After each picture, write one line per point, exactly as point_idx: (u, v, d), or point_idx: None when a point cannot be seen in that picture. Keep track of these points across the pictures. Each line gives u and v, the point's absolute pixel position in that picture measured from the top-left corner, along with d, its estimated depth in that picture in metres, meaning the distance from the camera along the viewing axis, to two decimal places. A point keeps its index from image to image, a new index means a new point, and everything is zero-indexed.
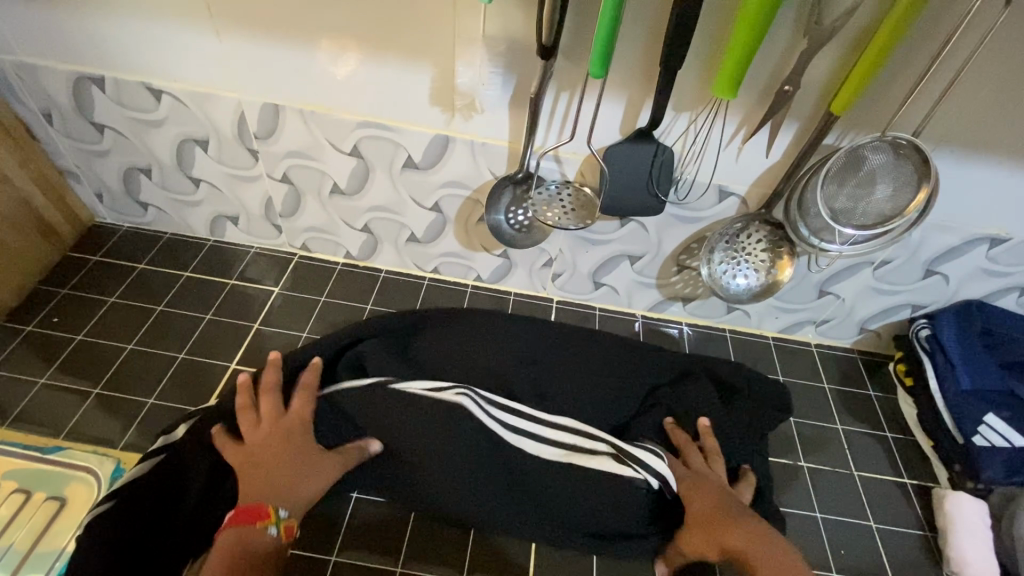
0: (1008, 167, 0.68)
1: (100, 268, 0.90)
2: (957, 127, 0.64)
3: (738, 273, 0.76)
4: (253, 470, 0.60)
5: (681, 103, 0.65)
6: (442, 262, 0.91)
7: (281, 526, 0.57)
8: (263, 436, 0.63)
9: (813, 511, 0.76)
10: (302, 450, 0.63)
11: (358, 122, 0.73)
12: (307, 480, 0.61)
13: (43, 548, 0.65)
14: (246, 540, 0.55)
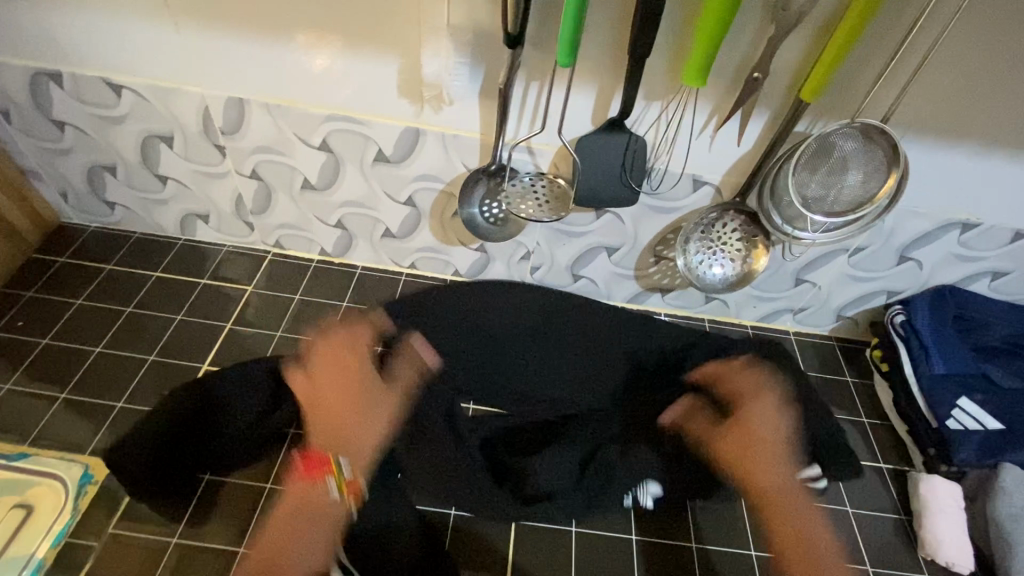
0: (976, 153, 0.68)
1: (66, 270, 0.88)
2: (927, 112, 0.65)
3: (713, 263, 0.76)
4: (325, 421, 0.67)
5: (652, 92, 0.64)
6: (419, 257, 0.90)
7: (341, 484, 0.62)
8: (330, 383, 0.70)
9: None
10: (367, 391, 0.71)
11: (326, 115, 0.71)
12: (363, 434, 0.67)
13: (9, 556, 0.63)
14: (311, 494, 0.61)
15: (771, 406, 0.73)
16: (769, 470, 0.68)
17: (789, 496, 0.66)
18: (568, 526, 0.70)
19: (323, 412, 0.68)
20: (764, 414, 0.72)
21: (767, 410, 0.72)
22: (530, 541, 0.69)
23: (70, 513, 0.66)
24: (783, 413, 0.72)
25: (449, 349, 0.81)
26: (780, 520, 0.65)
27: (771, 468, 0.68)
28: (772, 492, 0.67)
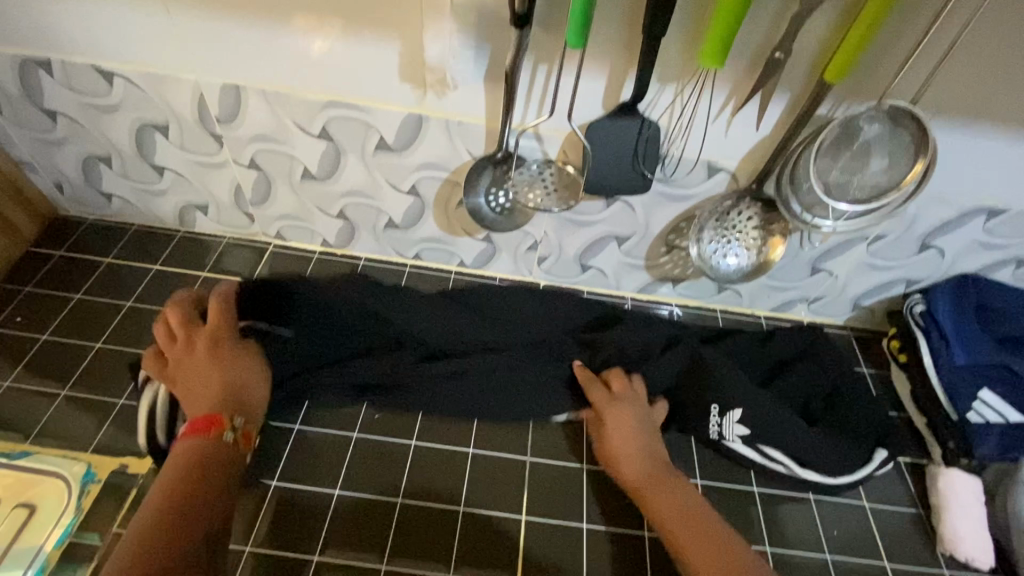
0: (1007, 137, 0.65)
1: (65, 263, 0.86)
2: (957, 93, 0.61)
3: (728, 253, 0.74)
4: (196, 387, 0.63)
5: (667, 73, 0.61)
6: (423, 248, 0.88)
7: (210, 423, 0.59)
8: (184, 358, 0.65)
9: (806, 494, 0.74)
10: (234, 362, 0.66)
11: (325, 102, 0.69)
12: (249, 389, 0.66)
13: (21, 546, 0.63)
14: (202, 447, 0.57)
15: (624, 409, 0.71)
16: (631, 461, 0.67)
17: (659, 476, 0.66)
18: (579, 523, 0.68)
19: (177, 377, 0.64)
20: (624, 416, 0.70)
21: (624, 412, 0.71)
22: (541, 540, 0.67)
23: (73, 512, 0.65)
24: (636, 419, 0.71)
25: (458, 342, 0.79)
26: (655, 501, 0.63)
27: (626, 450, 0.68)
28: (641, 482, 0.66)
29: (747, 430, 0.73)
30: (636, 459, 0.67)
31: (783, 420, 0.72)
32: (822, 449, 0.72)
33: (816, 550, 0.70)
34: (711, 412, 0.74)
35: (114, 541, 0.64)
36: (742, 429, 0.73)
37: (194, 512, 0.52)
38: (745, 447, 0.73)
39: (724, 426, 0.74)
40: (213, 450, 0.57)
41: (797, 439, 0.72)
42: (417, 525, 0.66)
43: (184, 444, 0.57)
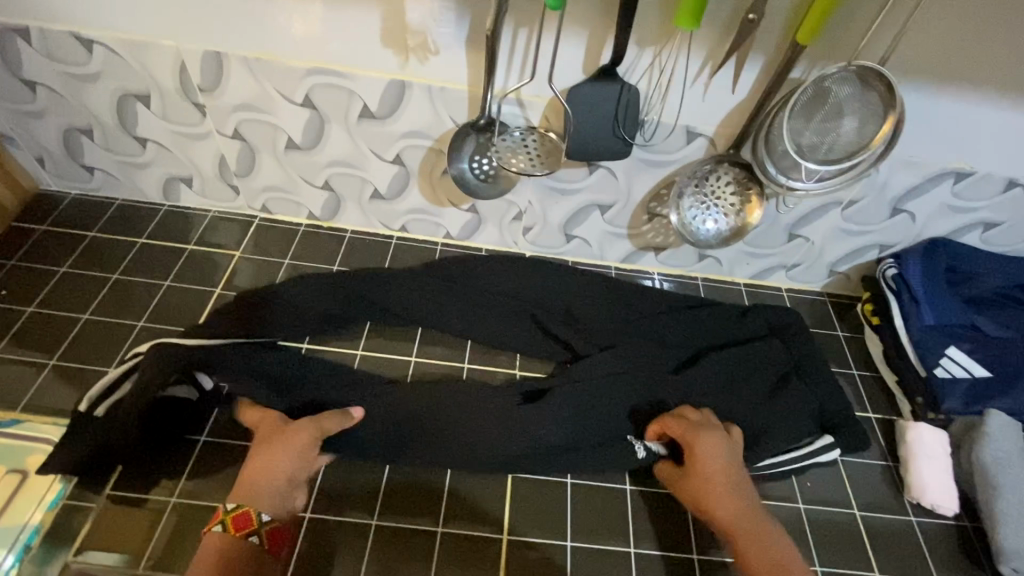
0: (971, 98, 0.67)
1: (49, 238, 0.86)
2: (923, 55, 0.63)
3: (709, 218, 0.75)
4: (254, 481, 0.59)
5: (644, 37, 0.62)
6: (409, 220, 0.89)
7: (265, 535, 0.56)
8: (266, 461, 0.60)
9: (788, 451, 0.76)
10: (298, 454, 0.61)
11: (307, 69, 0.69)
12: (286, 457, 0.60)
13: (6, 522, 0.63)
14: (227, 545, 0.55)
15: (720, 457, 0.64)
16: (721, 496, 0.61)
17: (749, 525, 0.60)
18: (563, 479, 0.71)
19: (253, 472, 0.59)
20: (710, 460, 0.64)
21: (716, 444, 0.65)
22: (526, 496, 0.69)
23: (61, 481, 0.65)
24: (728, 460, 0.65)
25: (445, 310, 0.81)
26: (747, 547, 0.58)
27: (722, 499, 0.61)
28: (733, 527, 0.60)
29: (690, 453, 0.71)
30: (730, 502, 0.61)
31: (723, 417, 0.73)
32: (783, 425, 0.73)
33: (791, 500, 0.73)
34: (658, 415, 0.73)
35: (108, 504, 0.65)
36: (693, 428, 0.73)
37: None
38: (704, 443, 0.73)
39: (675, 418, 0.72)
40: (262, 558, 0.56)
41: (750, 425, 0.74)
42: (405, 483, 0.68)
43: (230, 538, 0.55)
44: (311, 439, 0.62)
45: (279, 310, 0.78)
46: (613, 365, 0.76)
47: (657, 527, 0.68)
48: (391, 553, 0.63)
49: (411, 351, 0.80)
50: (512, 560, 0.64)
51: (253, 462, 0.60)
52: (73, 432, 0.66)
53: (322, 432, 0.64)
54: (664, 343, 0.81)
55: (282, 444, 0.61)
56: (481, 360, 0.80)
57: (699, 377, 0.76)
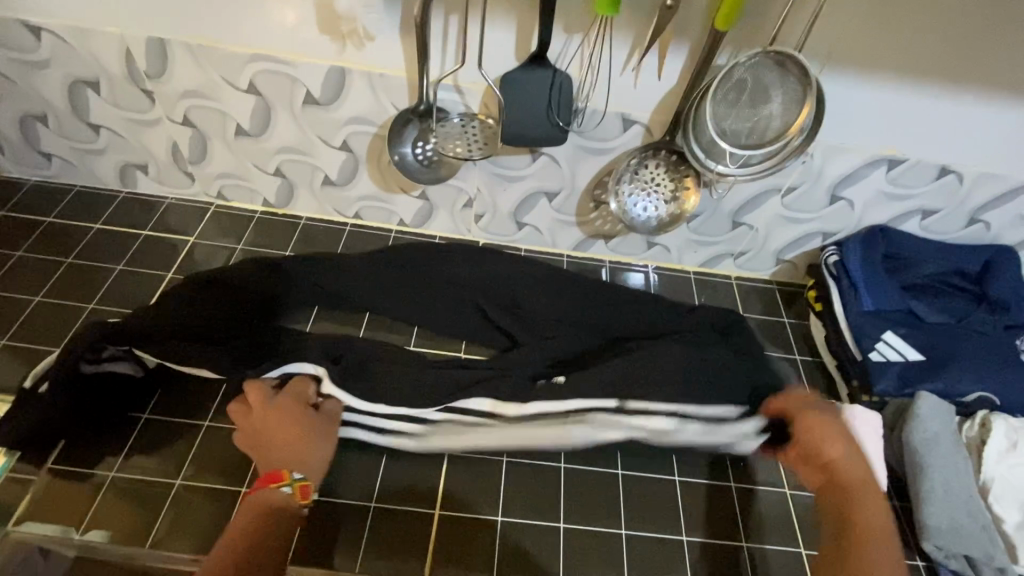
0: (884, 84, 0.71)
1: (7, 222, 0.87)
2: (832, 40, 0.67)
3: (646, 204, 0.77)
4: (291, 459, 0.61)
5: (570, 24, 0.64)
6: (362, 207, 0.91)
7: (297, 488, 0.58)
8: (262, 421, 0.64)
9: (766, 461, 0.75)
10: (323, 438, 0.65)
11: (249, 56, 0.71)
12: (318, 444, 0.64)
13: None
14: (278, 505, 0.56)
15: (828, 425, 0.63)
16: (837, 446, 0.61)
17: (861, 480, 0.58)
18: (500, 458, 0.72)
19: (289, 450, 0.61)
20: (830, 423, 0.63)
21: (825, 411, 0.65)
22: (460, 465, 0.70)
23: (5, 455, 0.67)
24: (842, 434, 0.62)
25: (391, 295, 0.83)
26: (856, 502, 0.56)
27: (833, 441, 0.61)
28: (846, 477, 0.58)
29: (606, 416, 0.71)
30: (849, 456, 0.60)
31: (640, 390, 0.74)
32: None
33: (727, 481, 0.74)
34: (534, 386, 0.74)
35: (50, 478, 0.66)
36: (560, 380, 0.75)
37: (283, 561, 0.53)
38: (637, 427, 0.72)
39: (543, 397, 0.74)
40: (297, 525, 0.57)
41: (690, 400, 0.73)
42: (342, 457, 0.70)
43: (285, 500, 0.57)
44: (327, 425, 0.67)
45: (226, 295, 0.79)
46: (551, 352, 0.78)
47: (589, 503, 0.69)
48: (323, 526, 0.64)
49: (358, 335, 0.81)
50: (444, 533, 0.65)
51: (286, 444, 0.62)
52: (9, 416, 0.66)
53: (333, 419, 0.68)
54: (607, 326, 0.82)
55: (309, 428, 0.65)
56: (427, 343, 0.82)
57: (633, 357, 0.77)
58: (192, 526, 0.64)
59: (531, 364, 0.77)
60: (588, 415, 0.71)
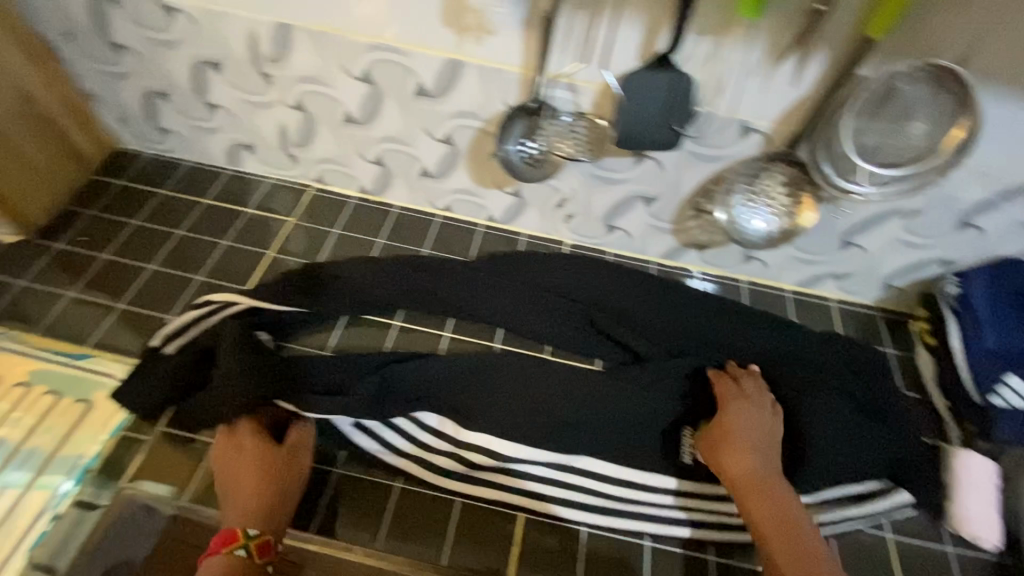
0: None
1: (124, 192, 0.92)
2: (1007, 62, 0.59)
3: (757, 217, 0.73)
4: (247, 506, 0.60)
5: (701, 23, 0.61)
6: (454, 200, 0.92)
7: (252, 548, 0.57)
8: (232, 469, 0.63)
9: (880, 529, 0.71)
10: (286, 474, 0.63)
11: (369, 44, 0.71)
12: (283, 485, 0.63)
13: (66, 452, 0.69)
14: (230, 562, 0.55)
15: (748, 412, 0.70)
16: (744, 459, 0.65)
17: (761, 481, 0.64)
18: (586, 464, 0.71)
19: (245, 496, 0.61)
20: (736, 396, 0.72)
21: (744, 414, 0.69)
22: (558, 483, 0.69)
23: (119, 415, 0.71)
24: (762, 419, 0.69)
25: (478, 293, 0.81)
26: (758, 506, 0.62)
27: (739, 458, 0.65)
28: (746, 481, 0.64)
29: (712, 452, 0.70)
30: (742, 465, 0.65)
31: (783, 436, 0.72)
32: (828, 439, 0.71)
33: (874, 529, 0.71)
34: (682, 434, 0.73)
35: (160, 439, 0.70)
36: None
37: None
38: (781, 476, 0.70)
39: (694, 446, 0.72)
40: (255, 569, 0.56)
41: (807, 432, 0.71)
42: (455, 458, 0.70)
43: (233, 553, 0.56)
44: (288, 458, 0.65)
45: (324, 281, 0.80)
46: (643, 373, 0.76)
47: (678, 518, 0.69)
48: (412, 513, 0.67)
49: (447, 328, 0.81)
50: (529, 533, 0.67)
51: (247, 492, 0.61)
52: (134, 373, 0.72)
53: (298, 449, 0.66)
54: (700, 339, 0.80)
55: (268, 465, 0.63)
56: (512, 342, 0.81)
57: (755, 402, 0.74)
58: None
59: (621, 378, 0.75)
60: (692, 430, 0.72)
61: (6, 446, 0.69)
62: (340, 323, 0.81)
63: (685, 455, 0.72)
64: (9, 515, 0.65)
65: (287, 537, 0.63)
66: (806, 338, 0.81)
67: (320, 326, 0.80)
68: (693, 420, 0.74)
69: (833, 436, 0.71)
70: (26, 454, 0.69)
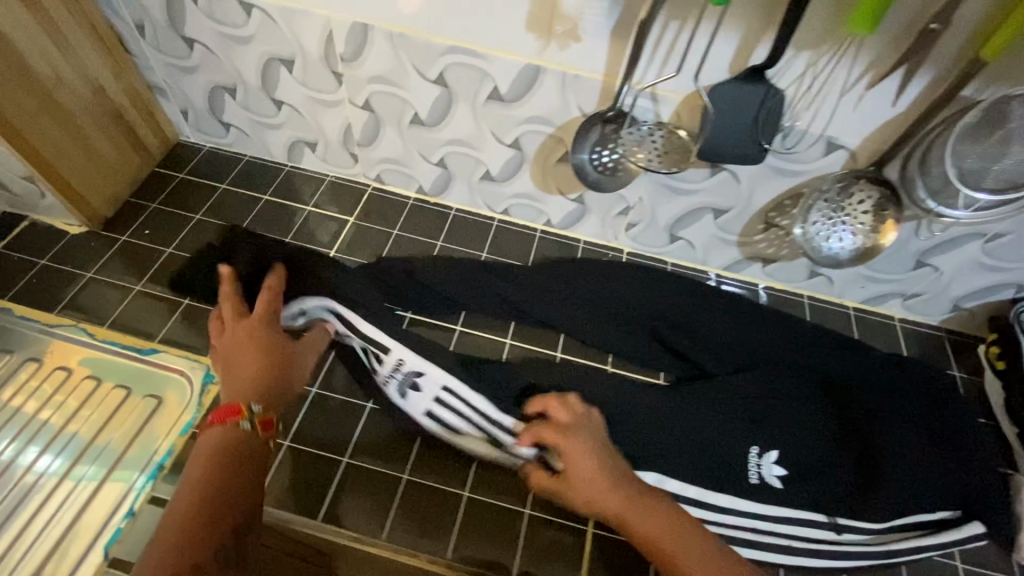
0: None
1: (185, 186, 0.92)
2: None
3: (839, 235, 0.71)
4: (245, 380, 0.63)
5: (802, 38, 0.59)
6: (513, 204, 0.91)
7: (255, 422, 0.59)
8: (229, 347, 0.66)
9: (950, 560, 0.69)
10: (283, 362, 0.67)
11: (448, 47, 0.70)
12: (281, 372, 0.66)
13: (138, 449, 0.69)
14: (230, 435, 0.57)
15: (582, 445, 0.61)
16: (603, 492, 0.59)
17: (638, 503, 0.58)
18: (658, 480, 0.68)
19: (241, 371, 0.64)
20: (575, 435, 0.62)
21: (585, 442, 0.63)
22: None
23: (189, 413, 0.72)
24: (596, 454, 0.61)
25: (542, 300, 0.82)
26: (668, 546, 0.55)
27: (607, 493, 0.58)
28: (638, 522, 0.57)
29: (784, 471, 0.70)
30: (608, 499, 0.58)
31: (857, 457, 0.72)
32: (906, 461, 0.70)
33: (945, 558, 0.70)
34: (748, 455, 0.70)
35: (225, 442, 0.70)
36: (780, 470, 0.70)
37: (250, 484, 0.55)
38: (857, 499, 0.69)
39: (762, 467, 0.70)
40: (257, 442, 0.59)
41: (883, 454, 0.71)
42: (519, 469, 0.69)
43: (233, 424, 0.58)
44: (287, 348, 0.69)
45: (399, 278, 0.83)
46: (711, 391, 0.74)
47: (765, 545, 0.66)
48: (482, 521, 0.67)
49: (506, 340, 0.81)
50: (596, 551, 0.66)
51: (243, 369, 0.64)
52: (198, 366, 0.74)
53: (295, 346, 0.70)
54: (766, 353, 0.80)
55: (264, 344, 0.67)
56: (573, 351, 0.81)
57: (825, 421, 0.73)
58: (357, 498, 0.67)
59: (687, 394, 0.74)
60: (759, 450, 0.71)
61: (79, 441, 0.70)
62: (405, 317, 0.82)
63: (752, 475, 0.69)
64: (83, 512, 0.66)
65: (359, 542, 0.64)
66: (874, 358, 0.79)
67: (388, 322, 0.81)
68: (762, 440, 0.71)
69: (910, 459, 0.70)
70: (99, 450, 0.69)
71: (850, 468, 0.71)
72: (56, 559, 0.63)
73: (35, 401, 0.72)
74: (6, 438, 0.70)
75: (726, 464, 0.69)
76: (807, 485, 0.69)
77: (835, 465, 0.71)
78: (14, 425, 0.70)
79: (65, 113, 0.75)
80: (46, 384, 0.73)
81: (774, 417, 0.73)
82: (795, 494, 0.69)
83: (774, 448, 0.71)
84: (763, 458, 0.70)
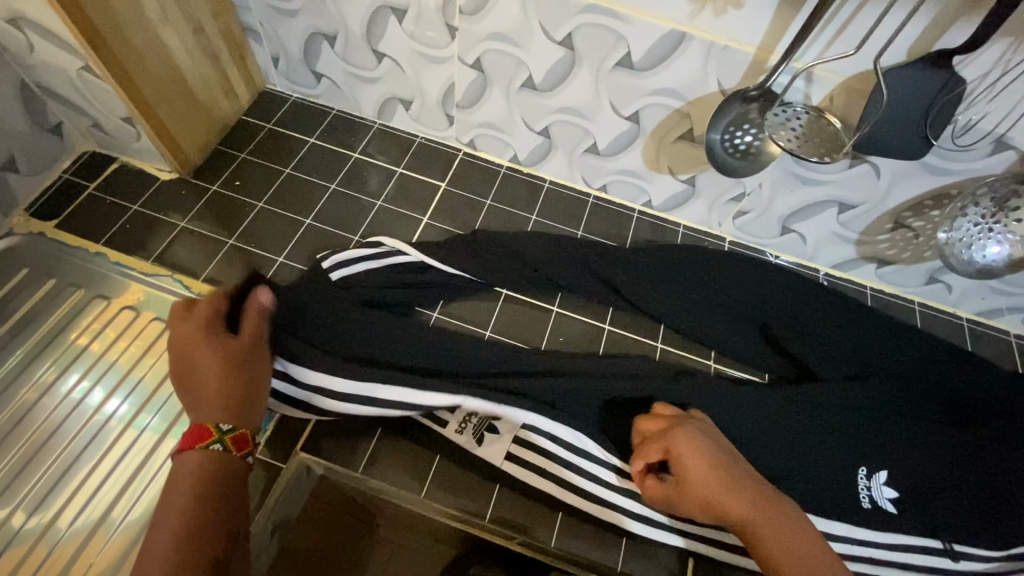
0: None
1: (273, 137, 0.89)
2: None
3: (985, 243, 0.64)
4: (205, 388, 0.53)
5: (1010, 25, 0.53)
6: (614, 180, 0.86)
7: (229, 442, 0.51)
8: (184, 342, 0.55)
9: None
10: (252, 353, 0.57)
11: (584, 5, 0.64)
12: (249, 373, 0.56)
13: None
14: (213, 465, 0.49)
15: (698, 442, 0.58)
16: (729, 501, 0.54)
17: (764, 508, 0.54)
18: None
19: (204, 383, 0.53)
20: (688, 438, 0.58)
21: (695, 445, 0.58)
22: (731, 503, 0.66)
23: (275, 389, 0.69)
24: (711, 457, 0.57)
25: (643, 287, 0.78)
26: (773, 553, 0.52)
27: (728, 501, 0.54)
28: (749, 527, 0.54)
29: (895, 493, 0.69)
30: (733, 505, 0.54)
31: (969, 483, 0.69)
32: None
33: None
34: (858, 475, 0.69)
35: (305, 411, 0.67)
36: (892, 492, 0.69)
37: (232, 509, 0.49)
38: (974, 530, 0.67)
39: (873, 490, 0.68)
40: (229, 465, 0.50)
41: (1003, 483, 0.68)
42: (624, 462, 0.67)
43: (202, 454, 0.49)
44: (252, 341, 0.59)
45: (501, 254, 0.79)
46: (819, 393, 0.72)
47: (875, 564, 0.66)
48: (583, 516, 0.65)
49: (603, 327, 0.79)
50: (699, 562, 0.65)
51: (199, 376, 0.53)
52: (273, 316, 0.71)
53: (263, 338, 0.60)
54: (879, 360, 0.76)
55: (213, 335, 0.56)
56: (672, 342, 0.79)
57: (934, 440, 0.70)
58: (453, 483, 0.66)
59: (797, 396, 0.71)
60: (868, 470, 0.69)
61: (175, 403, 0.68)
62: (501, 295, 0.79)
63: (865, 500, 0.68)
64: None
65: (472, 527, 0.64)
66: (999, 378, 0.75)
67: (482, 297, 0.79)
68: (872, 461, 0.69)
69: None
70: None
71: (964, 493, 0.69)
72: (157, 515, 0.62)
73: (132, 353, 0.71)
74: (101, 390, 0.69)
75: (840, 484, 0.68)
76: (920, 512, 0.68)
77: (948, 489, 0.69)
78: (109, 377, 0.69)
79: (166, 51, 0.72)
80: (141, 337, 0.72)
81: (887, 435, 0.70)
82: (911, 519, 0.67)
83: (883, 468, 0.69)
84: (870, 481, 0.69)
